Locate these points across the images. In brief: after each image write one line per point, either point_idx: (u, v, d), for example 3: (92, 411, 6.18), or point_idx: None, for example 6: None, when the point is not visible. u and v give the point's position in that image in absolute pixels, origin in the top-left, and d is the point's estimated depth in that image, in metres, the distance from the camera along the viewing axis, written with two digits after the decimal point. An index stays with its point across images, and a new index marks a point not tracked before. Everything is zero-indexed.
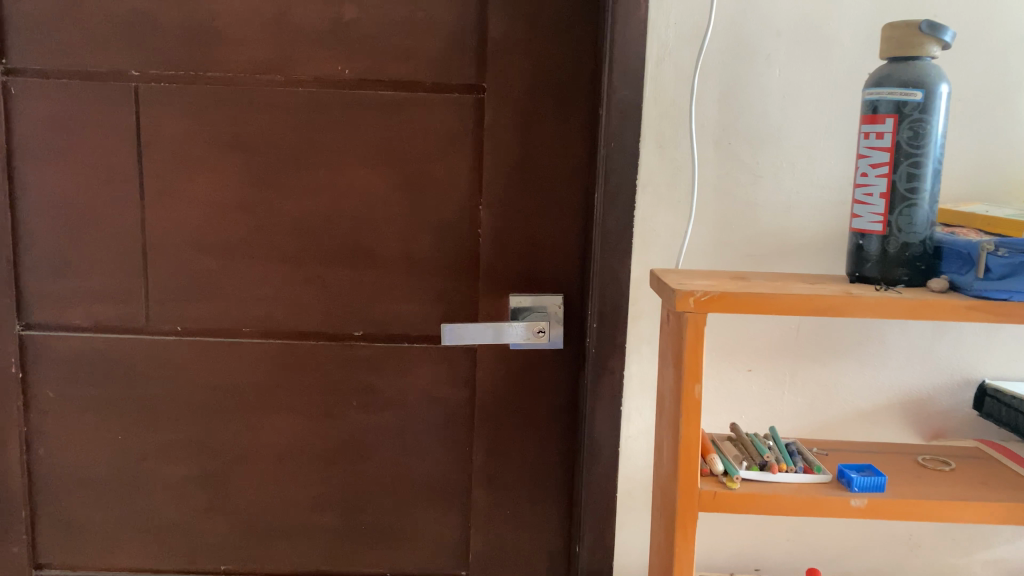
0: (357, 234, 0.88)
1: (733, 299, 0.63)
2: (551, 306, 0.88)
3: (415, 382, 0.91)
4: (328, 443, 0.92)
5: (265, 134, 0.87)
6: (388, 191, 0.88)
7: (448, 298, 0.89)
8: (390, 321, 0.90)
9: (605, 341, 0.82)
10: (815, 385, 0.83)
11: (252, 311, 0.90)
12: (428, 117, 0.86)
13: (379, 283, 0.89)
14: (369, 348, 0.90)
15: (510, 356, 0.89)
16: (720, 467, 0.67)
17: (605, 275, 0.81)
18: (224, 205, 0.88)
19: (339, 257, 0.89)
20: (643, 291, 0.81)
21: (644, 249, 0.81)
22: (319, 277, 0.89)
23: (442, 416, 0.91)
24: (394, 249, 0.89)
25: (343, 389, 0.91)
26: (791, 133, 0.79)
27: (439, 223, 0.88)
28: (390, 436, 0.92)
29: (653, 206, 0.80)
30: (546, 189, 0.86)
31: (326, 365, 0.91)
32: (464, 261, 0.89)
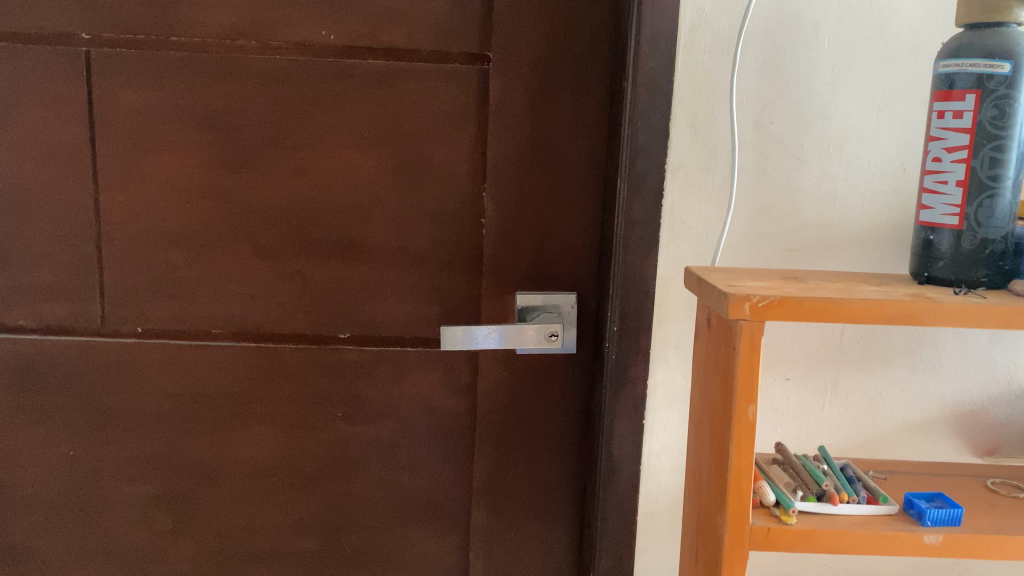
0: (343, 223, 0.78)
1: (794, 305, 0.53)
2: (564, 305, 0.78)
3: (408, 391, 0.81)
4: (310, 459, 0.82)
5: (238, 109, 0.76)
6: (379, 175, 0.77)
7: (446, 297, 0.79)
8: (380, 322, 0.80)
9: (627, 347, 0.72)
10: (859, 395, 0.74)
11: (223, 311, 0.79)
12: (425, 91, 0.76)
13: (368, 280, 0.79)
14: (356, 353, 0.80)
15: (516, 362, 0.80)
16: (771, 497, 0.58)
17: (628, 273, 0.71)
18: (190, 190, 0.77)
19: (323, 249, 0.78)
20: (671, 290, 0.72)
21: (673, 243, 0.71)
22: (299, 272, 0.79)
23: (438, 428, 0.82)
24: (385, 242, 0.78)
25: (327, 399, 0.81)
26: (841, 112, 0.70)
27: (437, 213, 0.78)
28: (380, 452, 0.82)
29: (684, 193, 0.70)
30: (558, 174, 0.77)
31: (307, 372, 0.80)
32: (465, 255, 0.79)
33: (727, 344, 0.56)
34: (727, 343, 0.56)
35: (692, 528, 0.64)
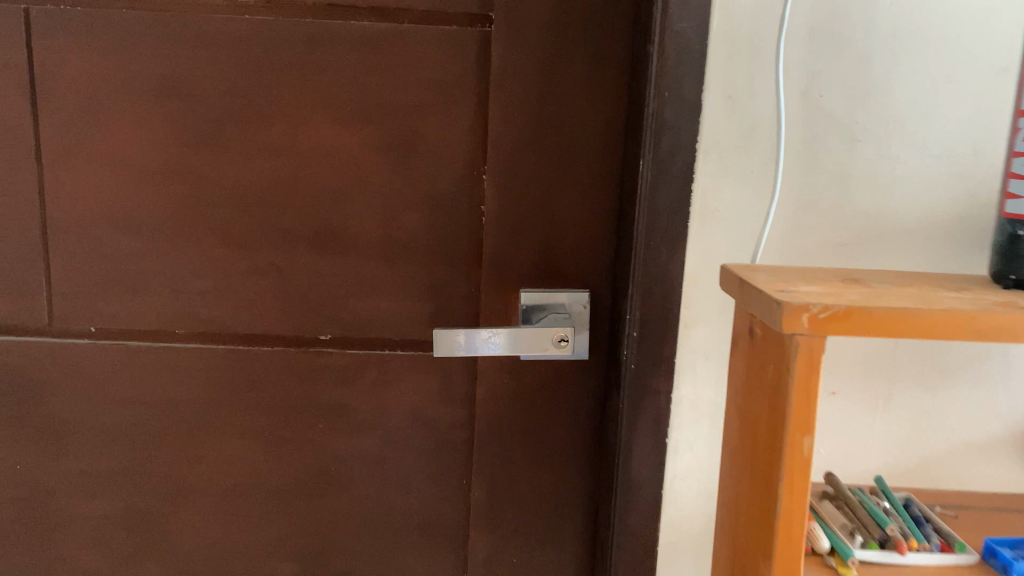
0: (324, 211, 0.68)
1: (864, 316, 0.44)
2: (574, 304, 0.69)
3: (398, 400, 0.71)
4: (287, 476, 0.73)
5: (201, 77, 0.66)
6: (364, 156, 0.67)
7: (441, 295, 0.70)
8: (366, 322, 0.70)
9: (648, 355, 0.63)
10: (916, 412, 0.65)
11: (188, 310, 0.70)
12: (417, 57, 0.66)
13: (351, 274, 0.69)
14: (339, 356, 0.70)
15: (520, 368, 0.70)
16: (823, 542, 0.48)
17: (649, 270, 0.61)
18: (147, 170, 0.67)
19: (300, 239, 0.68)
20: (700, 290, 0.62)
21: (704, 235, 0.61)
22: (273, 265, 0.69)
23: (431, 442, 0.72)
24: (372, 232, 0.69)
25: (306, 408, 0.71)
26: (904, 83, 0.59)
27: (431, 199, 0.68)
28: (365, 469, 0.72)
29: (717, 177, 0.60)
30: (570, 154, 0.66)
31: (283, 379, 0.71)
32: (462, 247, 0.69)
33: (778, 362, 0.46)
34: (777, 361, 0.47)
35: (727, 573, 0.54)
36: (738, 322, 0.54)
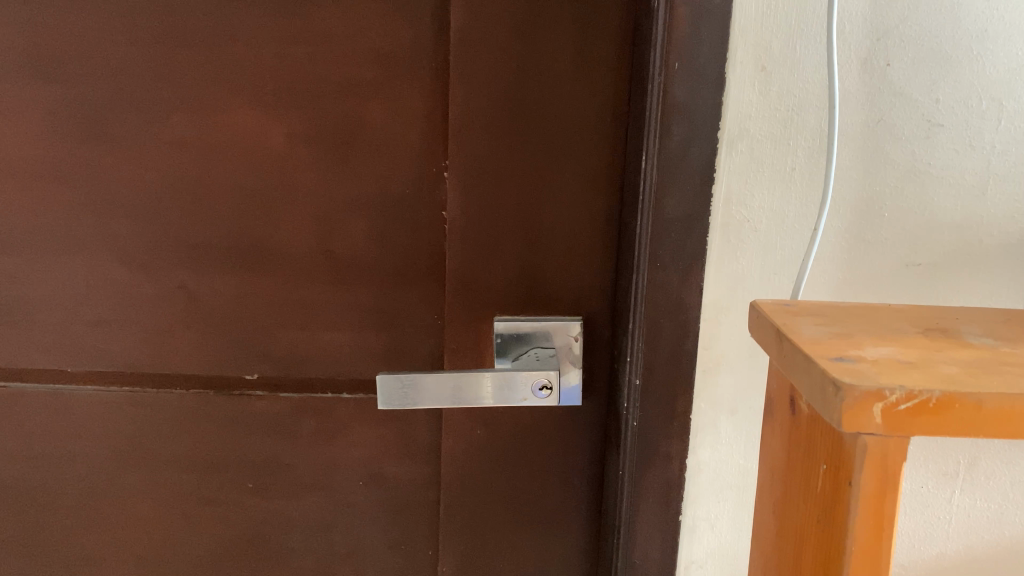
0: (242, 221, 0.53)
1: (967, 407, 0.28)
2: (562, 336, 0.54)
3: (346, 454, 0.57)
4: (213, 545, 0.59)
5: (77, 51, 0.51)
6: (291, 151, 0.52)
7: (396, 324, 0.55)
8: (303, 360, 0.56)
9: (655, 411, 0.48)
10: (1008, 481, 0.49)
11: (81, 345, 0.56)
12: (354, 21, 0.50)
13: (281, 301, 0.55)
14: (269, 402, 0.56)
15: (496, 416, 0.56)
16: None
17: (656, 300, 0.46)
18: (19, 171, 0.53)
19: (215, 257, 0.54)
20: (724, 327, 0.47)
21: (729, 254, 0.46)
22: (183, 289, 0.55)
23: (388, 504, 0.58)
24: (305, 249, 0.54)
25: (232, 464, 0.58)
26: (1005, 46, 0.43)
27: (379, 205, 0.53)
28: (308, 535, 0.59)
29: (747, 177, 0.45)
30: (555, 146, 0.51)
31: (204, 428, 0.57)
32: (420, 265, 0.54)
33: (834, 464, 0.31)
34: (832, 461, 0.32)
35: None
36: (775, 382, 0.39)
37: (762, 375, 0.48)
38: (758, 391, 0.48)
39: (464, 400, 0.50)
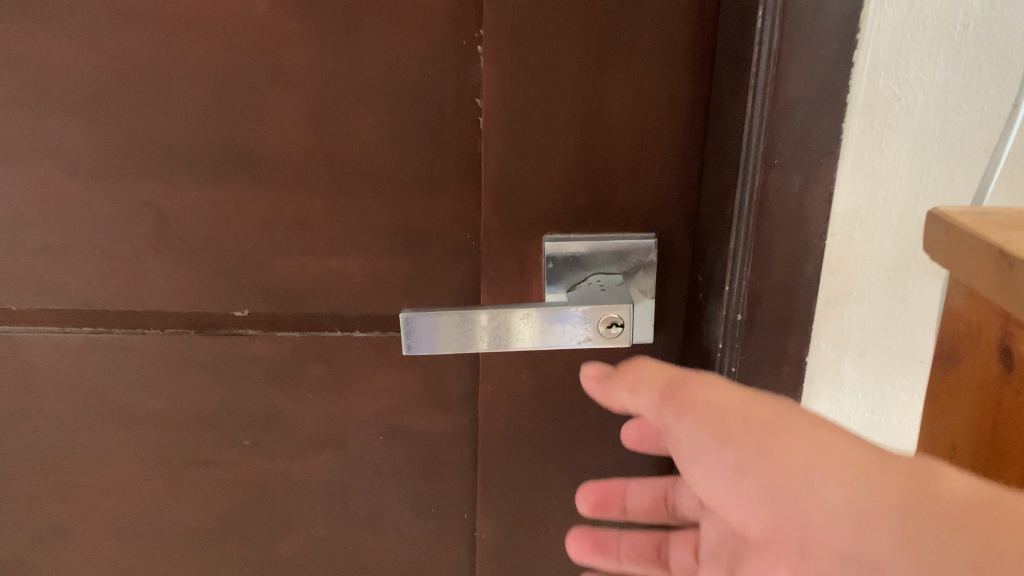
0: (216, 118, 0.41)
1: None
2: (631, 257, 0.42)
3: (361, 406, 0.47)
4: (205, 511, 0.49)
5: None
6: (274, 22, 0.39)
7: (419, 245, 0.44)
8: (304, 292, 0.45)
9: (760, 357, 0.37)
10: None
11: (27, 280, 0.45)
12: None
13: (274, 219, 0.43)
14: (265, 344, 0.46)
15: (547, 359, 0.45)
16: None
17: (769, 210, 0.35)
18: None
19: (186, 165, 0.42)
20: (857, 243, 0.36)
21: (871, 144, 0.34)
22: (149, 206, 0.43)
23: (413, 462, 0.48)
24: (301, 152, 0.42)
25: (224, 420, 0.47)
26: None
27: (393, 93, 0.41)
28: (318, 498, 0.49)
29: (902, 38, 0.33)
30: (623, 8, 0.38)
31: (187, 376, 0.46)
32: (448, 171, 0.42)
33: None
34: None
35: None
36: (966, 343, 0.29)
37: (903, 307, 0.37)
38: (894, 326, 0.37)
39: (518, 343, 0.40)
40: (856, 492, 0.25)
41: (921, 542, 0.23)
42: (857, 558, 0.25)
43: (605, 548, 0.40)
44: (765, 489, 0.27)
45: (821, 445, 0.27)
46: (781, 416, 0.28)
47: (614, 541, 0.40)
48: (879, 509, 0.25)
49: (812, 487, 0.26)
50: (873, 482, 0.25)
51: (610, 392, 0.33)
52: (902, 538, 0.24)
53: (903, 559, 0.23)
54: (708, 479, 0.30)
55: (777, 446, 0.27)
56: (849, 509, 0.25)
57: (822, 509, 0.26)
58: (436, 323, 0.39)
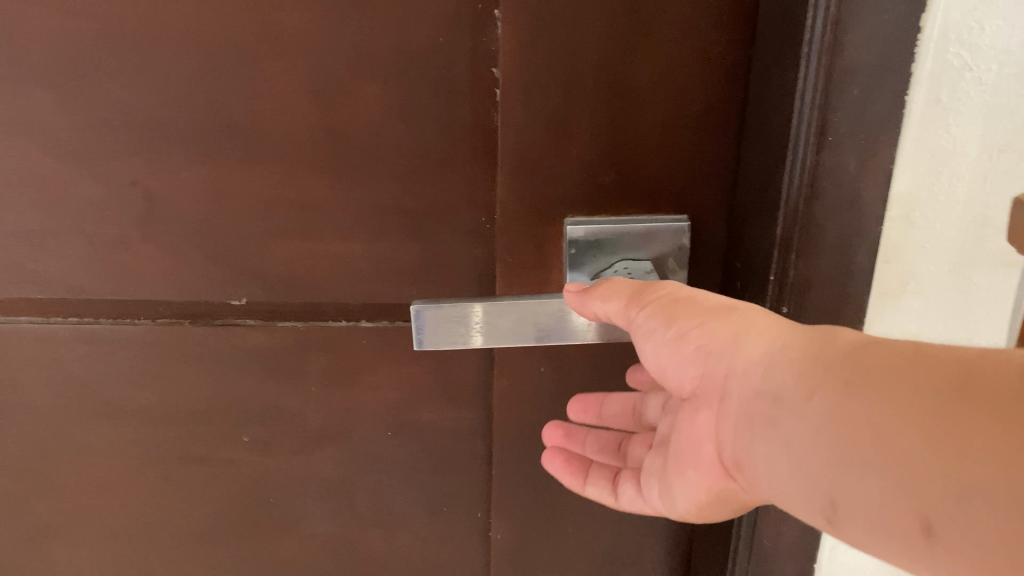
0: (206, 90, 0.38)
1: None
2: (660, 240, 0.39)
3: (367, 400, 0.44)
4: (202, 510, 0.47)
5: None
6: None
7: (430, 229, 0.41)
8: (306, 279, 0.42)
9: None
10: None
11: (5, 266, 0.41)
12: None
13: (272, 201, 0.40)
14: (264, 334, 0.42)
15: (567, 350, 0.42)
16: (669, 513, 0.33)
17: (820, 193, 0.31)
18: None
19: (175, 142, 0.39)
20: (919, 229, 0.32)
21: (937, 119, 0.31)
22: (136, 187, 0.40)
23: (423, 459, 0.45)
24: (299, 127, 0.38)
25: (220, 415, 0.44)
26: None
27: (402, 64, 0.37)
28: (322, 496, 0.46)
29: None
30: None
31: (181, 369, 0.43)
32: (461, 148, 0.39)
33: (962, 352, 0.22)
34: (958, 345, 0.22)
35: (658, 489, 0.34)
36: None
37: (966, 299, 0.33)
38: (955, 320, 0.34)
39: (545, 333, 0.37)
40: (770, 347, 0.26)
41: (816, 378, 0.23)
42: (761, 401, 0.25)
43: (573, 439, 0.40)
44: (700, 359, 0.28)
45: (753, 321, 0.27)
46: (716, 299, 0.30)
47: (582, 434, 0.40)
48: (785, 354, 0.25)
49: (734, 347, 0.27)
50: (789, 336, 0.25)
51: (590, 312, 0.34)
52: (802, 376, 0.23)
53: (816, 405, 0.22)
54: (657, 361, 0.30)
55: (709, 325, 0.28)
56: (765, 377, 0.25)
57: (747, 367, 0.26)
58: (451, 314, 0.36)
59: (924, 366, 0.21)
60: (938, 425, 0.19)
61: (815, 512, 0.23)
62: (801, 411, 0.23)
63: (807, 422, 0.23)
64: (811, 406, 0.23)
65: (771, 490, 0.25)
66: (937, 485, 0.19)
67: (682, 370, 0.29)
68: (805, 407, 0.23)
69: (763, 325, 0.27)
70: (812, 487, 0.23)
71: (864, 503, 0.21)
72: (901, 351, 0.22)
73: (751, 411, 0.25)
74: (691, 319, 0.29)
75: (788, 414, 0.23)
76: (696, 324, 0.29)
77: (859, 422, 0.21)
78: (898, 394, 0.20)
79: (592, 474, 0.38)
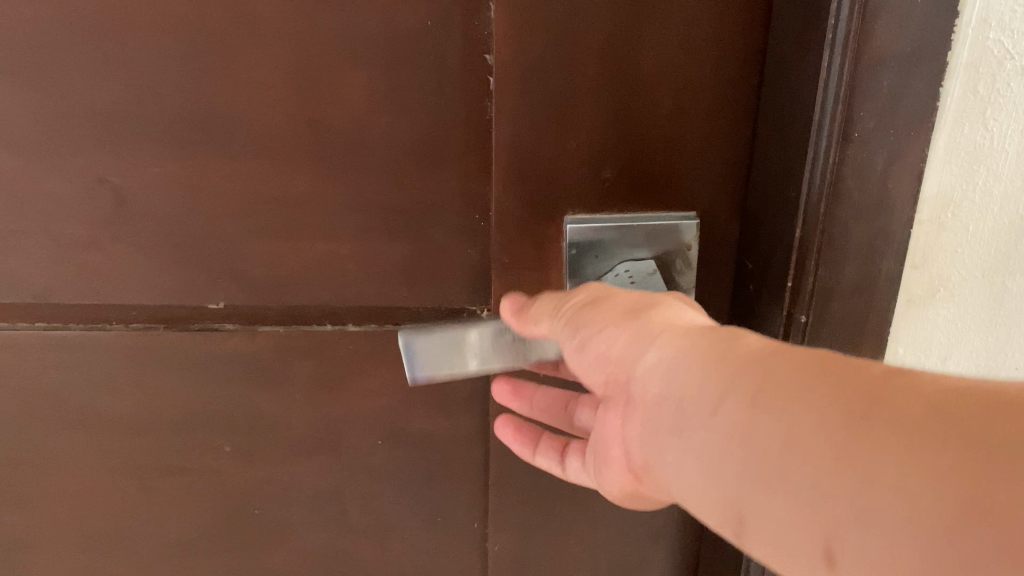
0: (177, 81, 0.35)
1: None
2: (667, 235, 0.36)
3: (356, 408, 0.42)
4: (185, 521, 0.44)
5: None
6: None
7: (420, 229, 0.38)
8: (289, 283, 0.39)
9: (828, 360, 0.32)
10: None
11: None
12: None
13: (252, 201, 0.37)
14: (246, 341, 0.40)
15: None
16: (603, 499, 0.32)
17: (846, 195, 0.29)
18: None
19: (147, 138, 0.36)
20: (950, 235, 0.30)
21: (975, 116, 0.28)
22: (105, 186, 0.37)
23: (416, 467, 0.43)
24: (278, 121, 0.36)
25: (200, 424, 0.42)
26: None
27: (390, 52, 0.34)
28: (310, 507, 0.44)
29: None
30: None
31: (158, 377, 0.41)
32: (453, 142, 0.36)
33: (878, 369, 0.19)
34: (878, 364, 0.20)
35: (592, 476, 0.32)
36: None
37: (1001, 314, 0.31)
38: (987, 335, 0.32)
39: (530, 355, 0.34)
40: (668, 353, 0.24)
41: (715, 385, 0.21)
42: (662, 408, 0.23)
43: (521, 396, 0.38)
44: (606, 366, 0.27)
45: (657, 324, 0.26)
46: (632, 304, 0.28)
47: (532, 392, 0.38)
48: (685, 359, 0.23)
49: (637, 353, 0.25)
50: (689, 340, 0.24)
51: (530, 331, 0.32)
52: (698, 384, 0.22)
53: (717, 415, 0.21)
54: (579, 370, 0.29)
55: (615, 331, 0.27)
56: (666, 383, 0.23)
57: (646, 374, 0.25)
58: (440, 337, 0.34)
59: (834, 383, 0.18)
60: (848, 446, 0.17)
61: (720, 528, 0.21)
62: (705, 421, 0.21)
63: (703, 438, 0.21)
64: (706, 420, 0.21)
65: (680, 499, 0.23)
66: (834, 504, 0.17)
67: (595, 370, 0.28)
68: (710, 415, 0.21)
69: (668, 329, 0.25)
70: (715, 500, 0.21)
71: (763, 520, 0.19)
72: (804, 364, 0.20)
73: (653, 419, 0.24)
74: (601, 323, 0.27)
75: (687, 422, 0.22)
76: (605, 328, 0.27)
77: (765, 435, 0.19)
78: (799, 416, 0.18)
79: (542, 446, 0.37)
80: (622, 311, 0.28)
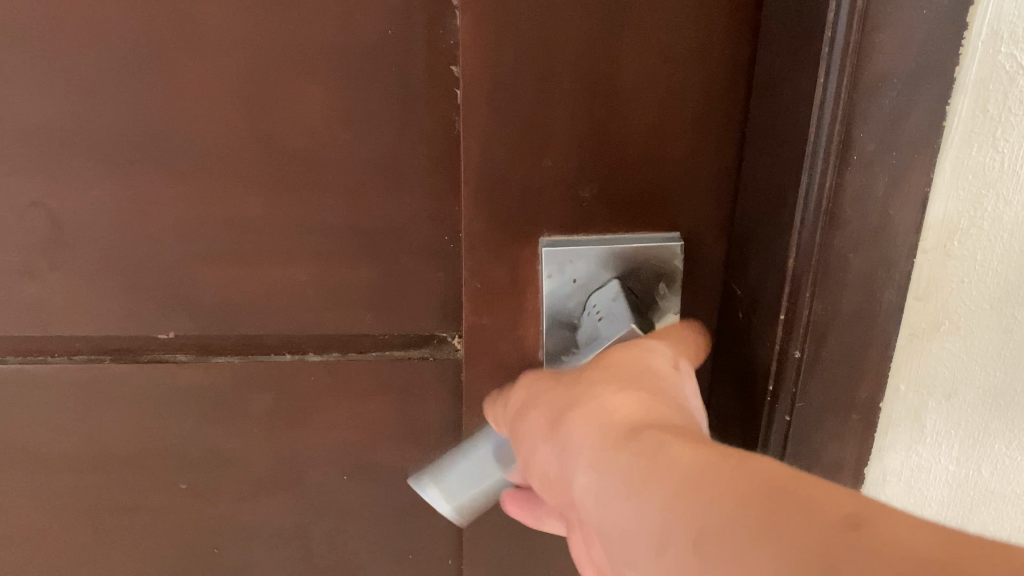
0: (114, 97, 0.32)
1: None
2: (648, 257, 0.34)
3: (320, 441, 0.39)
4: (140, 562, 0.41)
5: None
6: None
7: (383, 254, 0.35)
8: (244, 312, 0.36)
9: (822, 396, 0.30)
10: None
11: None
12: None
13: (202, 226, 0.34)
14: (200, 373, 0.37)
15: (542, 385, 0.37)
16: None
17: (843, 223, 0.26)
18: None
19: (83, 160, 0.33)
20: (957, 266, 0.28)
21: (986, 136, 0.26)
22: (39, 211, 0.34)
23: (385, 502, 0.40)
24: (227, 140, 0.33)
25: (153, 461, 0.39)
26: None
27: (346, 65, 0.32)
28: (273, 544, 0.41)
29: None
30: None
31: (105, 412, 0.38)
32: (416, 161, 0.34)
33: (837, 496, 0.17)
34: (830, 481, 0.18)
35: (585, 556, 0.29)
36: None
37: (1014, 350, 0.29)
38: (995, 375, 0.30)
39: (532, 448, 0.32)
40: (595, 476, 0.21)
41: (650, 529, 0.19)
42: (609, 543, 0.21)
43: None
44: (553, 485, 0.24)
45: (578, 429, 0.23)
46: (561, 398, 0.26)
47: None
48: (612, 487, 0.21)
49: (569, 472, 0.23)
50: (610, 454, 0.21)
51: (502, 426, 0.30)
52: (633, 513, 0.20)
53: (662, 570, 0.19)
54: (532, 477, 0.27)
55: (548, 448, 0.24)
56: (603, 515, 0.21)
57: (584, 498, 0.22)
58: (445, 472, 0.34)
59: (777, 537, 0.16)
60: None
61: None
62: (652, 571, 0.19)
63: None
64: (654, 560, 0.19)
65: None
66: None
67: (547, 490, 0.25)
68: (654, 565, 0.19)
69: (598, 438, 0.22)
70: None
71: None
72: (738, 495, 0.18)
73: (607, 553, 0.21)
74: (539, 439, 0.25)
75: (639, 569, 0.20)
76: (541, 449, 0.25)
77: None
78: None
79: None
80: (551, 415, 0.25)
